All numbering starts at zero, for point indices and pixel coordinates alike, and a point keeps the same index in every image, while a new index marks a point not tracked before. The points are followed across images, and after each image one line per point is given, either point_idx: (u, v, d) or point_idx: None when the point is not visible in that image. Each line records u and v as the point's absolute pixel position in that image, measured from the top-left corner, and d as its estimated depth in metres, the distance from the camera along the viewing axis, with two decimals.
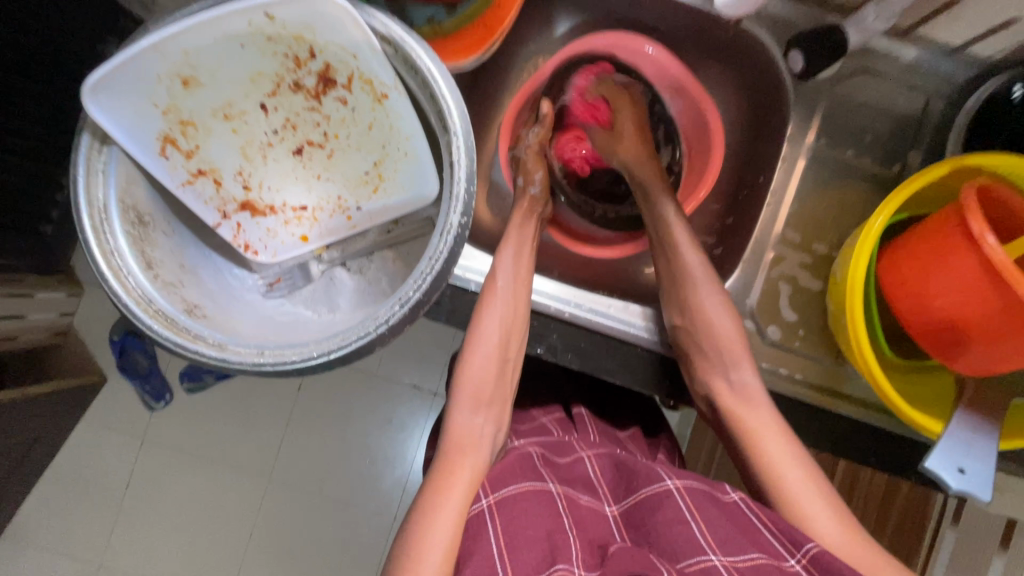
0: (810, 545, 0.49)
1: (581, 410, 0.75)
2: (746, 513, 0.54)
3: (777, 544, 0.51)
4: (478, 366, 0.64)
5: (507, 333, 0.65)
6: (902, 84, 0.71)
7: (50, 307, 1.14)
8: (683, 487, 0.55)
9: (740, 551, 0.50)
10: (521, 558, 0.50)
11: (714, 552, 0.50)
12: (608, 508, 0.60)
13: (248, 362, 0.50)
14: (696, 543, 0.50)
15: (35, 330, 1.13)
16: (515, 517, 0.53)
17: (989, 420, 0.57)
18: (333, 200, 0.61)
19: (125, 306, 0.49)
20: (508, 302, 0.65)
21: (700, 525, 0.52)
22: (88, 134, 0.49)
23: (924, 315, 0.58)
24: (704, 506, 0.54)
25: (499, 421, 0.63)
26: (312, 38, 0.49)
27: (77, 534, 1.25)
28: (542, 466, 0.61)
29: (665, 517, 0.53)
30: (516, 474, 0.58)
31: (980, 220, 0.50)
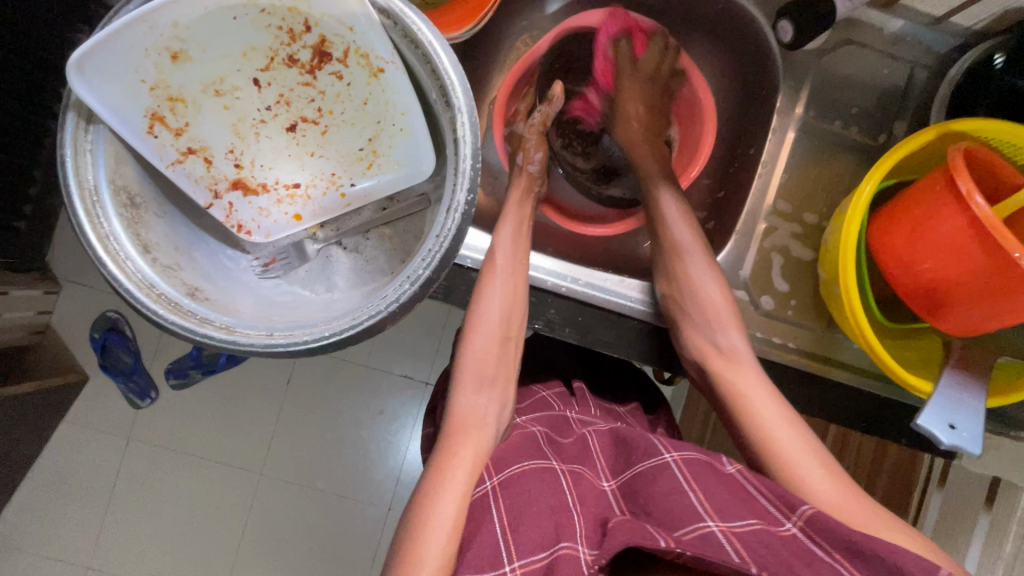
0: (804, 507, 0.49)
1: (580, 384, 0.77)
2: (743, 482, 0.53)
3: (776, 511, 0.50)
4: (478, 347, 0.65)
5: (507, 315, 0.65)
6: (886, 56, 0.72)
7: (26, 305, 1.10)
8: (679, 459, 0.55)
9: (740, 518, 0.49)
10: (524, 540, 0.49)
11: (711, 518, 0.48)
12: (607, 483, 0.59)
13: (258, 343, 0.50)
14: (694, 509, 0.50)
15: (11, 331, 1.09)
16: (518, 495, 0.54)
17: (977, 380, 0.58)
18: (327, 177, 0.60)
19: (126, 291, 0.48)
20: (506, 283, 0.66)
21: (696, 494, 0.51)
22: (74, 112, 0.48)
23: (914, 277, 0.59)
24: (700, 476, 0.54)
25: (503, 400, 0.64)
26: (307, 10, 0.49)
27: (64, 535, 1.23)
28: (546, 445, 0.63)
29: (662, 488, 0.53)
30: (518, 456, 0.60)
31: (968, 180, 0.52)
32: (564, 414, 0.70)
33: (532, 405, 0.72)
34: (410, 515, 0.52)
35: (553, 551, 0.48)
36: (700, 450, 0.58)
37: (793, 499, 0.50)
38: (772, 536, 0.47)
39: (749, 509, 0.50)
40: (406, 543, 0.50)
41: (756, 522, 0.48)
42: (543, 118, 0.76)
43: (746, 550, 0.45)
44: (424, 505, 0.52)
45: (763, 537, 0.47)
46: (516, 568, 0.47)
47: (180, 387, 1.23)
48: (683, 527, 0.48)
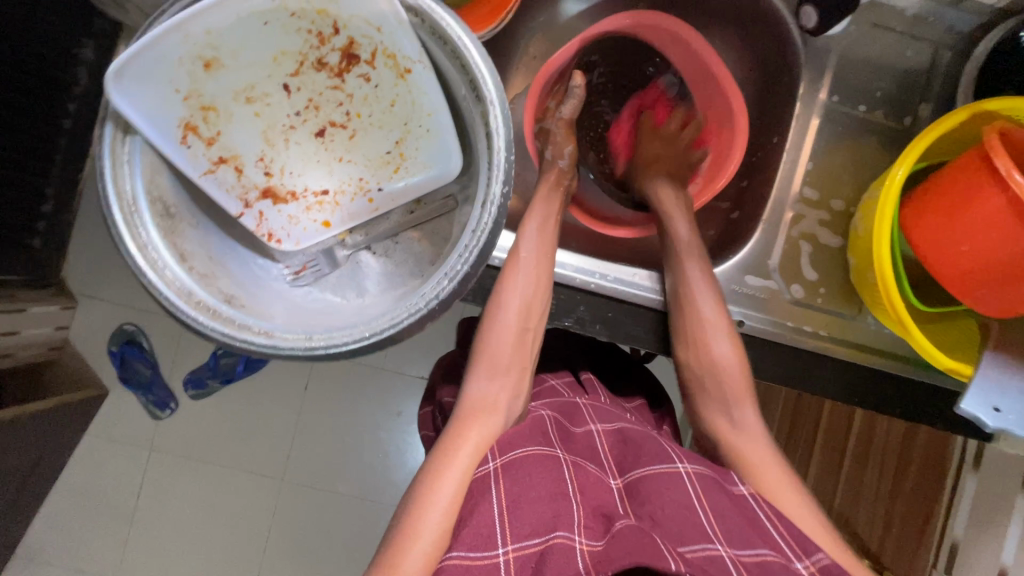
0: (820, 555, 0.51)
1: (590, 374, 0.76)
2: (754, 510, 0.55)
3: (787, 547, 0.52)
4: (500, 334, 0.64)
5: (527, 307, 0.65)
6: (907, 37, 0.72)
7: (47, 321, 1.12)
8: (694, 473, 0.56)
9: (746, 545, 0.51)
10: (522, 528, 0.50)
11: (720, 542, 0.51)
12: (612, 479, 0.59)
13: (298, 348, 0.49)
14: (705, 530, 0.51)
15: (32, 346, 1.11)
16: (521, 479, 0.53)
17: (1018, 363, 0.58)
18: (354, 182, 0.59)
19: (167, 300, 0.49)
20: (529, 278, 0.66)
21: (709, 516, 0.52)
22: (111, 124, 0.48)
23: (951, 262, 0.58)
24: (712, 495, 0.54)
25: (516, 389, 0.63)
26: (336, 13, 0.49)
27: (92, 545, 1.24)
28: (553, 430, 0.62)
29: (675, 499, 0.53)
30: (526, 439, 0.58)
31: (1007, 160, 0.51)
32: (575, 402, 0.68)
33: (545, 393, 0.71)
34: (409, 494, 0.53)
35: (550, 540, 0.49)
36: (710, 466, 0.59)
37: (807, 542, 0.52)
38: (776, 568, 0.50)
39: (759, 540, 0.52)
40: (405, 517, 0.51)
41: (764, 553, 0.51)
42: (572, 111, 0.77)
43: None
44: (426, 481, 0.53)
45: (767, 569, 0.50)
46: (509, 552, 0.49)
47: (198, 398, 1.24)
48: (693, 545, 0.50)
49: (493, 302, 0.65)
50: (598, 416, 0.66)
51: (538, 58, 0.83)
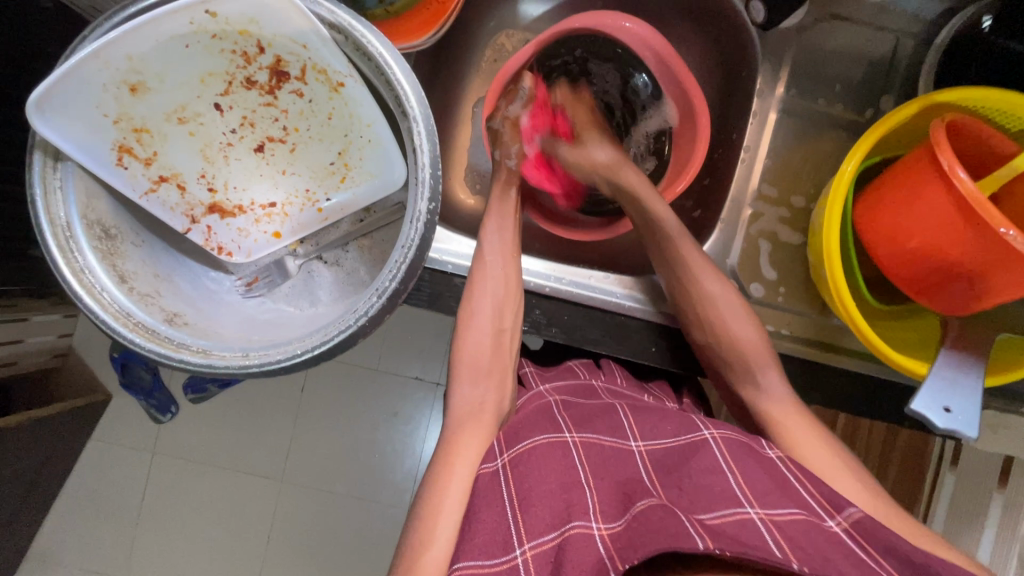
0: (853, 509, 0.47)
1: (609, 359, 0.73)
2: (788, 474, 0.52)
3: (817, 506, 0.48)
4: (474, 340, 0.65)
5: (498, 310, 0.65)
6: (868, 27, 0.70)
7: (49, 329, 1.13)
8: (720, 437, 0.54)
9: (784, 506, 0.48)
10: (536, 521, 0.49)
11: (751, 504, 0.48)
12: (635, 441, 0.57)
13: (234, 365, 0.50)
14: (733, 496, 0.49)
15: (36, 354, 1.13)
16: (529, 472, 0.52)
17: (974, 358, 0.56)
18: (302, 194, 0.60)
19: (103, 322, 0.50)
20: (499, 278, 0.66)
21: (736, 478, 0.50)
22: (40, 153, 0.49)
23: (900, 258, 0.58)
24: (740, 457, 0.52)
25: (501, 389, 0.64)
26: (258, 32, 0.49)
27: (101, 547, 1.27)
28: (561, 414, 0.60)
29: (702, 466, 0.51)
30: (534, 429, 0.58)
31: (951, 156, 0.51)
32: (589, 382, 0.67)
33: (556, 374, 0.70)
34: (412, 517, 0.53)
35: (565, 531, 0.47)
36: (737, 431, 0.57)
37: (840, 500, 0.49)
38: (816, 528, 0.46)
39: (793, 500, 0.49)
40: (419, 521, 0.52)
41: (798, 513, 0.47)
42: (522, 112, 0.75)
43: (784, 540, 0.44)
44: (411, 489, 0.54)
45: (802, 527, 0.45)
46: (526, 552, 0.47)
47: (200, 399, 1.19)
48: (719, 511, 0.47)
49: (464, 312, 0.65)
50: (613, 395, 0.64)
51: (499, 60, 0.82)
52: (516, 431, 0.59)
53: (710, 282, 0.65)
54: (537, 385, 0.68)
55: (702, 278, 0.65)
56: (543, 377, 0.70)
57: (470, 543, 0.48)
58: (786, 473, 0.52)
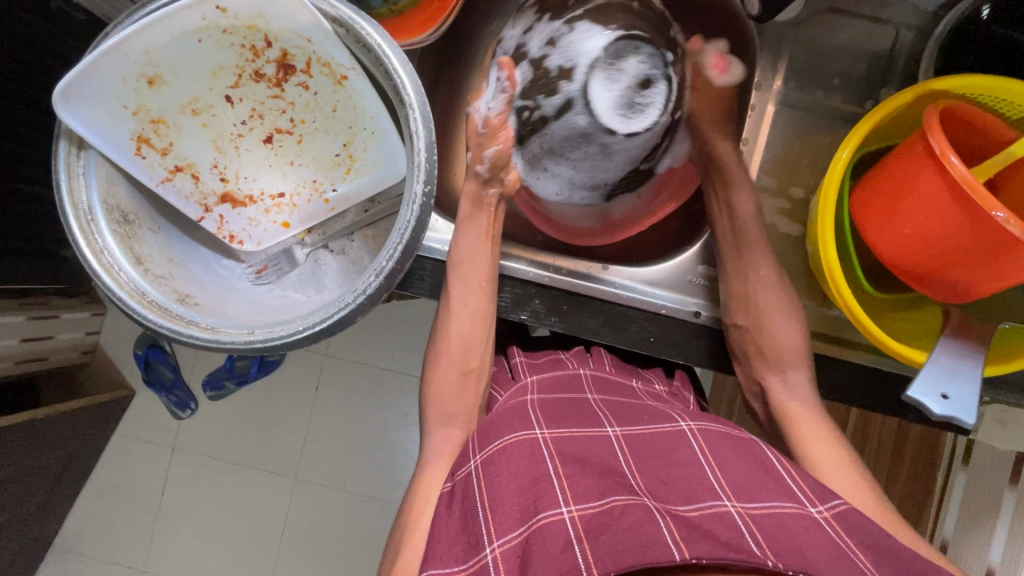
0: (837, 502, 0.49)
1: (599, 345, 0.75)
2: (773, 466, 0.53)
3: (800, 495, 0.49)
4: (442, 374, 0.67)
5: (465, 347, 0.68)
6: (867, 20, 0.70)
7: (78, 327, 1.17)
8: (697, 430, 0.56)
9: (761, 500, 0.48)
10: (504, 515, 0.48)
11: (728, 498, 0.48)
12: (611, 427, 0.57)
13: (239, 341, 0.53)
14: (711, 488, 0.49)
15: (64, 350, 1.16)
16: (499, 471, 0.52)
17: (975, 347, 0.56)
18: (310, 185, 0.63)
19: (118, 299, 0.53)
20: (465, 316, 0.68)
21: (716, 472, 0.51)
22: (65, 140, 0.52)
23: (898, 246, 0.58)
24: (721, 450, 0.54)
25: (468, 424, 0.66)
26: (266, 27, 0.52)
27: (123, 539, 1.31)
28: (535, 410, 0.59)
29: (682, 458, 0.53)
30: (505, 427, 0.57)
31: (944, 141, 0.51)
32: (576, 372, 0.68)
33: (546, 365, 0.71)
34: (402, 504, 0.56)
35: (534, 523, 0.47)
36: (720, 423, 0.59)
37: (823, 492, 0.50)
38: (793, 519, 0.46)
39: (775, 491, 0.49)
40: None
41: (777, 506, 0.48)
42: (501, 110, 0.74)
43: (760, 534, 0.44)
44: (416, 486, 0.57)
45: (778, 520, 0.46)
46: (496, 550, 0.46)
47: (217, 395, 1.28)
48: (699, 504, 0.48)
49: (434, 349, 0.70)
50: (596, 387, 0.66)
51: None
52: (489, 429, 0.58)
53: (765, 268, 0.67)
54: (524, 377, 0.69)
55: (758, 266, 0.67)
56: (532, 367, 0.71)
57: (445, 544, 0.50)
58: (772, 466, 0.53)
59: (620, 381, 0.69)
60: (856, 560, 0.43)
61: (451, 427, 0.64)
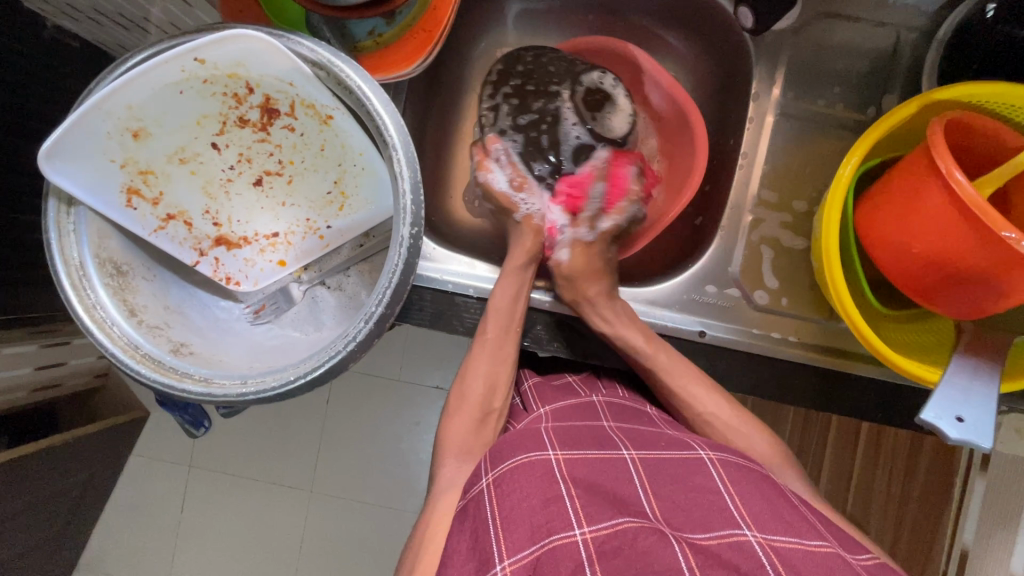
0: (863, 555, 0.47)
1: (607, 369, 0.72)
2: (793, 499, 0.52)
3: (825, 536, 0.48)
4: (465, 416, 0.65)
5: (490, 388, 0.66)
6: (867, 22, 0.68)
7: (89, 351, 1.13)
8: (717, 460, 0.54)
9: (785, 532, 0.47)
10: (516, 534, 0.46)
11: (749, 527, 0.47)
12: (625, 451, 0.55)
13: (233, 393, 0.53)
14: (730, 515, 0.48)
15: (78, 375, 1.14)
16: (512, 490, 0.49)
17: (988, 364, 0.54)
18: (303, 223, 0.63)
19: (114, 355, 0.53)
20: (496, 356, 0.66)
21: (735, 499, 0.50)
22: (54, 199, 0.52)
23: (906, 263, 0.56)
24: (742, 481, 0.52)
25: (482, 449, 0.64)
26: (246, 74, 0.52)
27: (145, 558, 1.33)
28: (548, 433, 0.56)
29: (700, 483, 0.51)
30: (518, 447, 0.54)
31: (948, 157, 0.49)
32: (589, 399, 0.65)
33: (553, 391, 0.68)
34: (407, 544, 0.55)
35: (546, 543, 0.45)
36: (738, 454, 0.57)
37: (848, 542, 0.49)
38: (819, 557, 0.45)
39: (801, 525, 0.48)
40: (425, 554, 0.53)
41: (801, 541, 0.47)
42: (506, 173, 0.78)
43: (785, 572, 0.44)
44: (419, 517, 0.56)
45: (802, 555, 0.45)
46: (506, 568, 0.45)
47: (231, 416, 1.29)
48: (717, 532, 0.47)
49: (457, 389, 0.66)
50: (612, 415, 0.62)
51: None
52: (502, 447, 0.55)
53: (711, 407, 0.63)
54: (538, 408, 0.65)
55: (704, 406, 0.63)
56: (541, 396, 0.68)
57: (455, 564, 0.48)
58: (795, 503, 0.51)
59: (633, 407, 0.66)
60: None
61: (450, 448, 0.63)
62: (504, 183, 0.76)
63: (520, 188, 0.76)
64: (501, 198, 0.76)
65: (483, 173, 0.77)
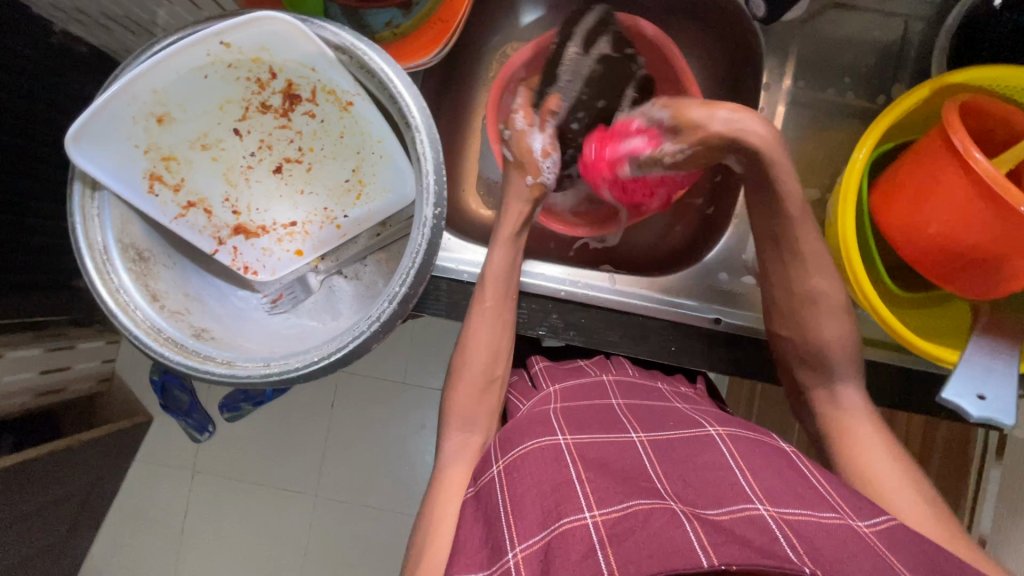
0: (881, 518, 0.45)
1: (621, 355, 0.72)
2: (805, 471, 0.50)
3: (838, 506, 0.46)
4: (480, 404, 0.64)
5: (493, 356, 0.65)
6: (874, 14, 0.69)
7: (92, 355, 1.12)
8: (727, 435, 0.54)
9: (798, 505, 0.45)
10: (526, 521, 0.46)
11: (760, 502, 0.45)
12: (635, 432, 0.55)
13: (258, 375, 0.53)
14: (742, 492, 0.46)
15: (80, 380, 1.13)
16: (522, 477, 0.49)
17: (1007, 345, 0.55)
18: (321, 212, 0.63)
19: (137, 339, 0.53)
20: (495, 323, 0.66)
21: (746, 477, 0.48)
22: (79, 183, 0.52)
23: (923, 245, 0.57)
24: (752, 456, 0.51)
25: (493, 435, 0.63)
26: (270, 59, 0.52)
27: (147, 564, 1.31)
28: (559, 418, 0.56)
29: (712, 461, 0.50)
30: (527, 433, 0.54)
31: (964, 136, 0.50)
32: (599, 378, 0.65)
33: (566, 373, 0.68)
34: (425, 530, 0.54)
35: (556, 528, 0.44)
36: (751, 430, 0.56)
37: (863, 507, 0.47)
38: (827, 524, 0.43)
39: (811, 498, 0.46)
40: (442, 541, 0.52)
41: (814, 514, 0.45)
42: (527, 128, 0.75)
43: (797, 540, 0.42)
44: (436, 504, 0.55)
45: (819, 527, 0.43)
46: (518, 555, 0.44)
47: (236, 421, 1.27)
48: (727, 507, 0.45)
49: (459, 358, 0.66)
50: (620, 392, 0.63)
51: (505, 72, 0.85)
52: (512, 436, 0.55)
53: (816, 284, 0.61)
54: (546, 387, 0.65)
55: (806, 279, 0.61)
56: (553, 375, 0.68)
57: (467, 553, 0.48)
58: (806, 474, 0.50)
59: (644, 383, 0.66)
60: (892, 566, 0.41)
61: (463, 437, 0.61)
62: (538, 147, 0.75)
63: (548, 155, 0.75)
64: (526, 155, 0.74)
65: (521, 123, 0.76)
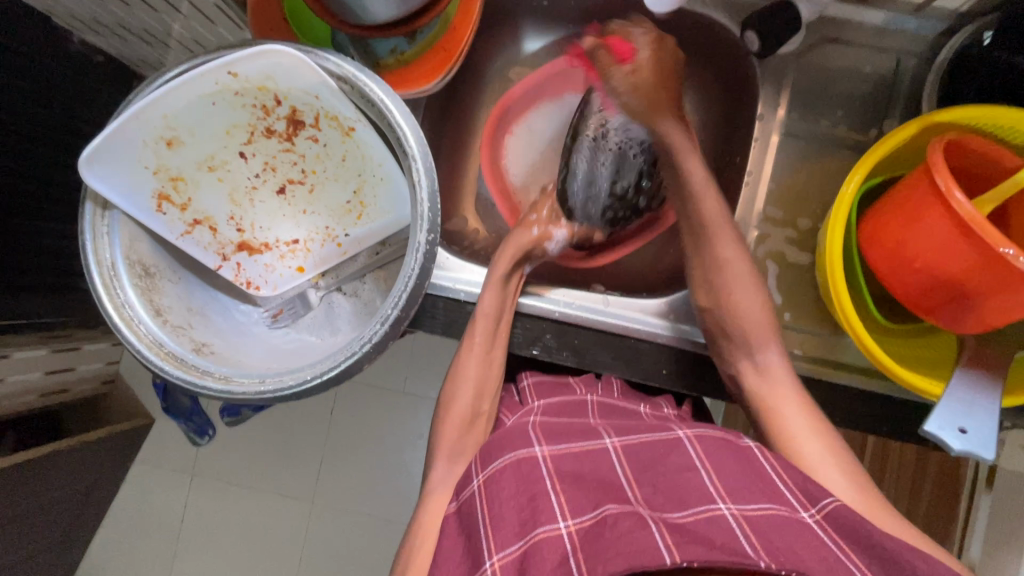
0: (827, 500, 0.46)
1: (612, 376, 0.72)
2: (762, 462, 0.51)
3: (792, 497, 0.47)
4: (471, 422, 0.66)
5: (477, 389, 0.66)
6: (868, 49, 0.71)
7: (97, 357, 1.15)
8: (694, 436, 0.54)
9: (756, 501, 0.46)
10: (504, 531, 0.47)
11: (724, 501, 0.47)
12: (609, 440, 0.56)
13: (253, 391, 0.55)
14: (706, 491, 0.48)
15: (84, 381, 1.15)
16: (500, 488, 0.50)
17: (990, 379, 0.55)
18: (322, 230, 0.65)
19: (140, 353, 0.55)
20: (481, 359, 0.67)
21: (711, 475, 0.49)
22: (90, 203, 0.55)
23: (909, 278, 0.58)
24: (716, 455, 0.51)
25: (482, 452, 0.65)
26: (276, 87, 0.54)
27: (143, 567, 1.31)
28: (536, 430, 0.57)
29: (678, 463, 0.51)
30: (505, 446, 0.55)
31: (945, 174, 0.51)
32: (584, 398, 0.65)
33: (552, 389, 0.68)
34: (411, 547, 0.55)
35: (532, 537, 0.45)
36: (718, 430, 0.56)
37: (814, 491, 0.48)
38: (789, 523, 0.44)
39: (767, 492, 0.47)
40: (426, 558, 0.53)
41: (769, 507, 0.46)
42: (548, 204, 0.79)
43: (756, 537, 0.42)
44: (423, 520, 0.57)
45: (778, 522, 0.44)
46: (496, 563, 0.45)
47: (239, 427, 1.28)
48: (692, 509, 0.46)
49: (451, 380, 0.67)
50: (601, 412, 0.63)
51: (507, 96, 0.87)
52: (491, 448, 0.56)
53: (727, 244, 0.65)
54: (533, 401, 0.65)
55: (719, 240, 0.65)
56: (539, 391, 0.68)
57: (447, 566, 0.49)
58: (761, 466, 0.50)
59: (628, 408, 0.65)
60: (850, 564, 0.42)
61: (453, 453, 0.63)
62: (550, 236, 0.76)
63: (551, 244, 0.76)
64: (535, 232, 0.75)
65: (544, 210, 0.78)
